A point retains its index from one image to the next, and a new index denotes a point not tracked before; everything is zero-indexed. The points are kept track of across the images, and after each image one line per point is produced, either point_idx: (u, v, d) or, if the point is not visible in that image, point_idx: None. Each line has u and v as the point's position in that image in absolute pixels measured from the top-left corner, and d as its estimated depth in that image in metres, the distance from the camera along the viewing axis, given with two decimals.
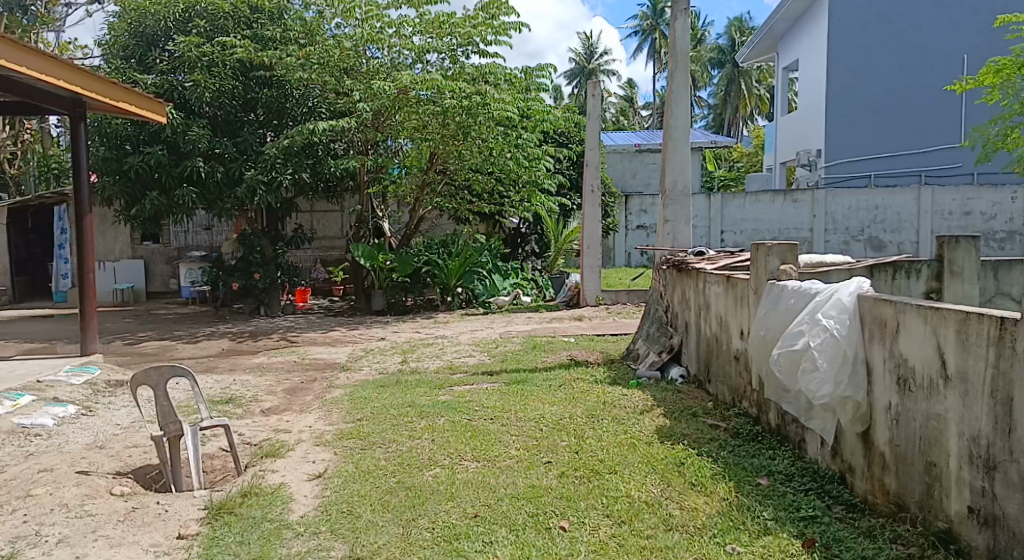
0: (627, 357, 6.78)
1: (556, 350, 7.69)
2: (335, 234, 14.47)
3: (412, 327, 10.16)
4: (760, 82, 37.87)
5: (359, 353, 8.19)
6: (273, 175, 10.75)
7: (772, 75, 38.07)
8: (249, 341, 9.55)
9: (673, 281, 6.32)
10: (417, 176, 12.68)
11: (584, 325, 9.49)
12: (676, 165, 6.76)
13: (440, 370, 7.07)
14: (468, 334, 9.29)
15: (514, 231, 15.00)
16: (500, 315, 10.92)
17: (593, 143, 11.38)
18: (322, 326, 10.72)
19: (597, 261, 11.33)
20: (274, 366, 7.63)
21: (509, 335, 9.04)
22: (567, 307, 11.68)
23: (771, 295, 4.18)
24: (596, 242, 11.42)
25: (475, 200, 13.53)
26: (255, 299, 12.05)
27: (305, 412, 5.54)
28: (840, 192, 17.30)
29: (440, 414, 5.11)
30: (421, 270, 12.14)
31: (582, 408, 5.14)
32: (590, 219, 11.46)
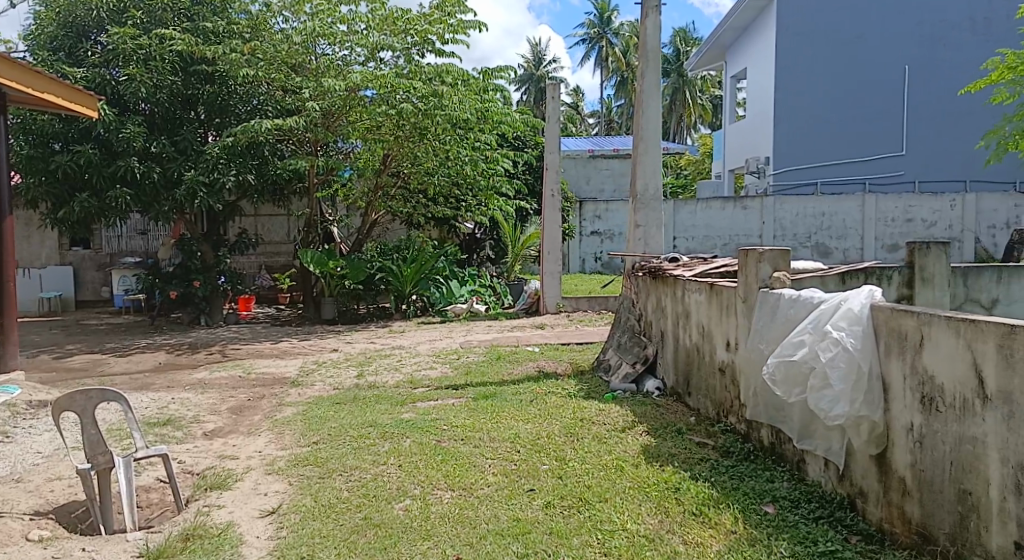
0: (597, 369, 6.48)
1: (520, 362, 7.35)
2: (282, 240, 13.86)
3: (366, 337, 9.69)
4: (703, 91, 38.48)
5: (310, 366, 7.70)
6: (215, 176, 10.09)
7: (715, 85, 38.71)
8: (190, 353, 8.94)
9: (648, 288, 6.03)
10: (369, 179, 12.23)
11: (547, 335, 9.18)
12: (647, 168, 6.47)
13: (399, 384, 6.65)
14: (425, 344, 8.89)
15: (469, 236, 14.68)
16: (458, 323, 10.54)
17: (554, 146, 11.11)
18: (269, 336, 10.16)
19: (558, 267, 11.15)
20: (217, 382, 7.09)
21: (469, 345, 8.67)
22: (525, 314, 11.39)
23: (766, 304, 3.87)
24: (557, 248, 11.20)
25: (429, 204, 13.15)
26: (195, 308, 11.40)
27: (254, 435, 5.06)
28: (789, 198, 17.42)
29: (404, 436, 4.71)
30: (374, 276, 11.69)
31: (558, 425, 4.79)
32: (550, 224, 11.24)
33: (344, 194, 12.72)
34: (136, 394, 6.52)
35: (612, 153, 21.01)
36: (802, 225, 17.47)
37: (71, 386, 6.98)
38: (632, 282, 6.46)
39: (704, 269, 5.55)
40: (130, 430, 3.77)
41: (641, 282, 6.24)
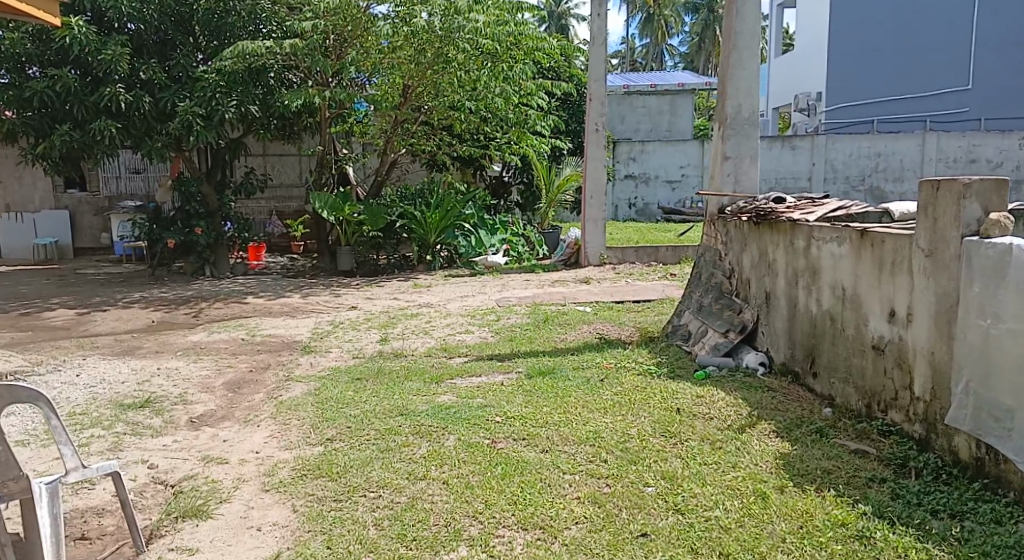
0: (672, 336, 5.29)
1: (573, 326, 6.18)
2: (293, 182, 12.67)
3: (388, 291, 8.54)
4: None
5: (325, 328, 6.57)
6: (213, 107, 9.06)
7: None
8: (188, 310, 7.84)
9: (746, 237, 4.81)
10: (385, 115, 11.02)
11: (597, 291, 7.98)
12: (739, 85, 5.15)
13: (431, 353, 5.51)
14: (455, 301, 7.69)
15: (496, 179, 13.43)
16: (491, 276, 9.36)
17: (599, 73, 9.71)
18: (279, 290, 9.04)
19: (601, 213, 9.88)
20: (215, 346, 5.97)
21: (507, 303, 7.49)
22: (564, 266, 10.15)
23: (988, 262, 2.71)
24: (600, 191, 9.90)
25: (454, 142, 11.83)
26: (198, 258, 10.21)
27: (251, 425, 3.94)
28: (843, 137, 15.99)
29: (445, 432, 3.57)
30: (395, 223, 10.50)
31: (649, 418, 3.61)
32: (592, 164, 9.91)
33: (360, 132, 11.53)
34: (116, 363, 5.41)
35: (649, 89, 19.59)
36: (855, 167, 16.09)
37: (43, 350, 5.90)
38: (719, 228, 5.24)
39: (825, 215, 4.34)
40: (57, 442, 2.54)
41: (733, 229, 5.01)
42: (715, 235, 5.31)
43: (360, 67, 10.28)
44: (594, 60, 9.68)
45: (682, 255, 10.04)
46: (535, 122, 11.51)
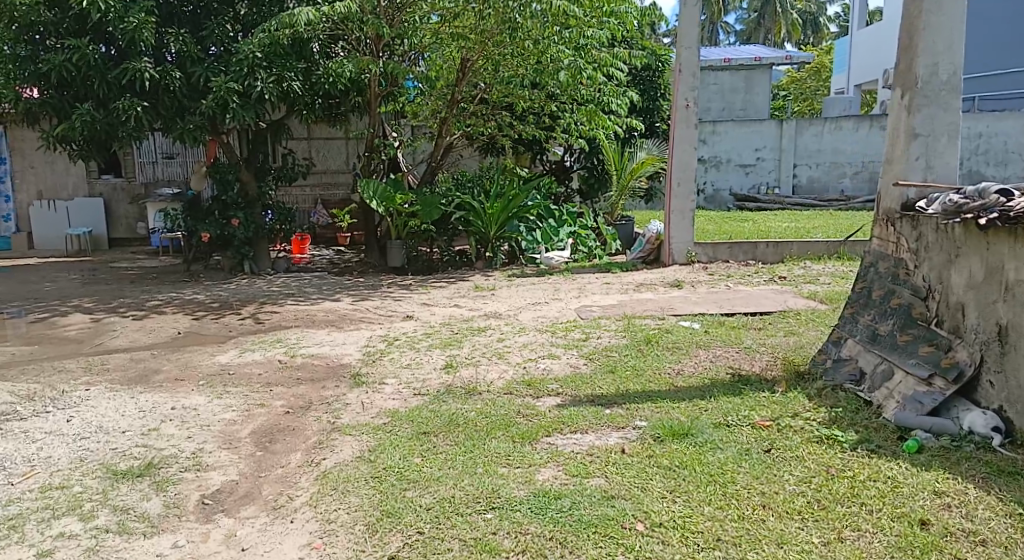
0: (834, 376, 4.13)
1: (688, 352, 4.92)
2: (340, 168, 11.61)
3: (446, 296, 7.38)
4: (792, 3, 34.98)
5: (378, 346, 5.41)
6: (251, 82, 8.05)
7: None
8: (218, 315, 6.77)
9: (960, 244, 3.57)
10: (438, 92, 9.96)
11: (696, 300, 6.72)
12: (938, 37, 3.92)
13: (512, 388, 4.32)
14: (527, 311, 6.47)
15: (559, 165, 11.97)
16: (564, 276, 8.12)
17: (692, 40, 8.34)
18: (324, 292, 7.95)
19: (689, 203, 8.56)
20: (244, 372, 4.83)
21: (592, 314, 6.24)
22: (643, 265, 8.79)
23: None
24: (689, 178, 8.54)
25: (516, 122, 10.56)
26: (236, 253, 9.13)
27: (282, 518, 2.77)
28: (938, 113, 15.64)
29: (565, 553, 2.42)
30: (451, 215, 9.31)
31: (883, 539, 2.40)
32: (680, 145, 8.53)
33: (411, 112, 10.51)
34: (122, 395, 4.31)
35: (722, 65, 18.16)
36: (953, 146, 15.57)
37: (39, 377, 4.82)
38: (906, 229, 3.99)
39: None
40: None
41: (933, 233, 3.77)
42: (898, 238, 4.08)
43: (414, 38, 9.12)
44: (686, 22, 8.28)
45: (785, 252, 8.72)
46: (610, 100, 10.17)
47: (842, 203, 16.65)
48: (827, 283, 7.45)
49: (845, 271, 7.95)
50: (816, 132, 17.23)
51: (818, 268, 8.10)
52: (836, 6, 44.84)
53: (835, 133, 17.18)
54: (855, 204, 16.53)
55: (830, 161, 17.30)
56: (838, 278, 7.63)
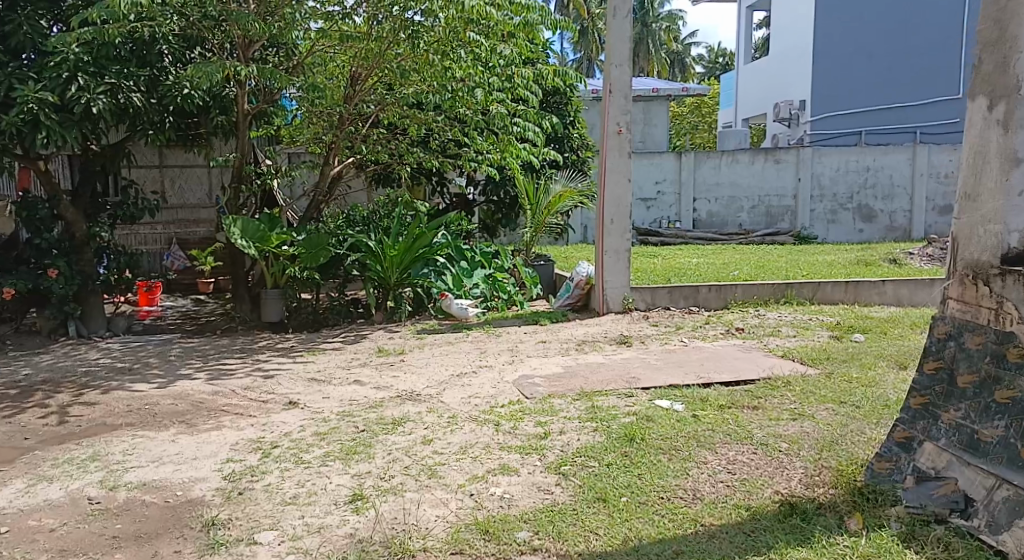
0: (919, 500, 2.93)
1: (691, 456, 3.58)
2: (200, 202, 9.71)
3: (341, 365, 5.73)
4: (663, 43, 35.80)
5: (247, 460, 3.73)
6: (75, 94, 6.18)
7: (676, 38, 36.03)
8: (16, 410, 4.83)
9: None
10: (324, 114, 8.41)
11: (658, 365, 5.44)
12: None
13: (463, 541, 2.81)
14: (453, 389, 4.95)
15: (462, 197, 10.70)
16: (484, 333, 6.68)
17: (623, 57, 7.20)
18: (178, 363, 6.13)
19: (625, 242, 7.34)
20: (26, 529, 3.05)
21: (540, 392, 4.80)
22: (573, 314, 7.52)
23: None
24: (624, 214, 7.29)
25: (414, 148, 9.10)
26: (56, 311, 7.09)
27: None
28: (830, 152, 16.49)
29: None
30: (343, 258, 7.68)
31: None
32: (612, 176, 7.28)
33: (288, 137, 8.95)
34: None
35: None
36: (843, 183, 16.63)
37: None
38: (1014, 292, 2.92)
39: None
40: None
41: None
42: (997, 302, 2.99)
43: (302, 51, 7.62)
44: (615, 35, 7.14)
45: (731, 297, 7.65)
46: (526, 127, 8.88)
47: (743, 237, 16.24)
48: (793, 337, 6.39)
49: (804, 320, 6.96)
50: (714, 164, 16.66)
51: (773, 316, 7.07)
52: (701, 47, 46.56)
53: (732, 166, 16.67)
54: (755, 238, 16.13)
55: (728, 195, 16.78)
56: (801, 330, 6.60)
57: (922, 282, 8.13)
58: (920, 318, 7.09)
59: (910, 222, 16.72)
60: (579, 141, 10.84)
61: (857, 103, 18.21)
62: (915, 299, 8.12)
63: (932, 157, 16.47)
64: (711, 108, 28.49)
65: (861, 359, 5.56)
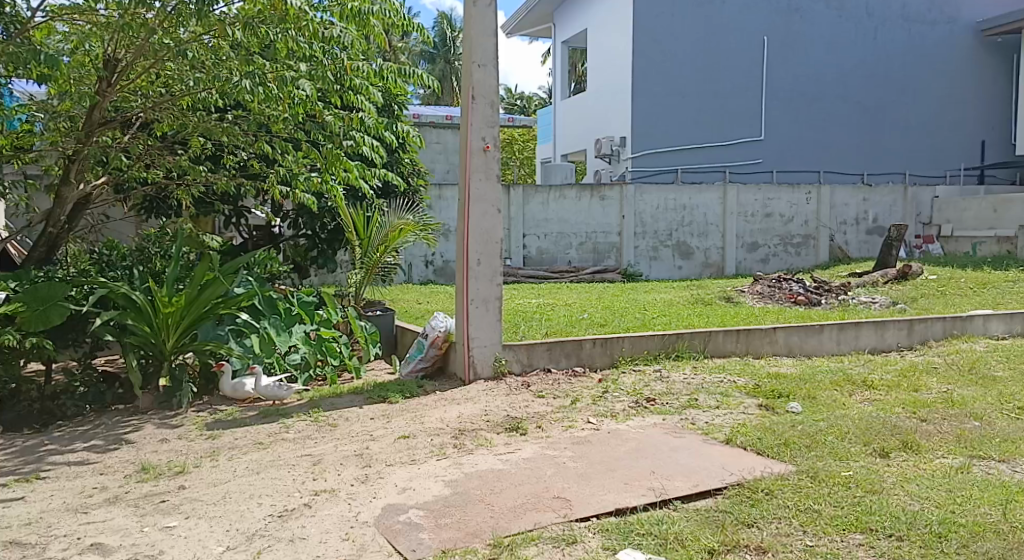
0: None
1: None
2: None
3: (73, 505, 3.47)
4: None
5: None
6: None
7: None
8: None
9: None
10: (63, 115, 6.11)
11: (582, 468, 3.73)
12: None
13: None
14: (274, 550, 2.91)
15: (264, 230, 8.65)
16: (310, 420, 4.64)
17: (487, 55, 5.41)
18: None
19: (495, 290, 5.52)
20: None
21: (426, 546, 2.89)
22: (430, 383, 5.61)
23: None
24: (494, 252, 5.48)
25: (198, 166, 6.81)
26: None
27: None
28: (651, 189, 15.84)
29: None
30: (92, 319, 5.27)
31: None
32: (478, 206, 5.44)
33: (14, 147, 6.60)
34: None
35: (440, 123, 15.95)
36: (663, 221, 16.01)
37: None
38: None
39: None
40: None
41: None
42: None
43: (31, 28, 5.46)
44: (476, 27, 5.36)
45: (618, 353, 6.12)
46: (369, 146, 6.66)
47: (574, 275, 14.90)
48: (718, 408, 4.96)
49: (715, 383, 5.60)
50: (542, 200, 15.25)
51: (678, 379, 5.61)
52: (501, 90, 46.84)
53: (559, 202, 15.38)
54: (586, 276, 14.91)
55: (557, 231, 15.40)
56: (722, 398, 5.18)
57: (811, 328, 7.18)
58: (832, 375, 6.05)
59: (724, 259, 16.52)
60: (409, 168, 8.96)
61: (678, 138, 17.81)
62: (805, 348, 7.14)
63: (746, 196, 16.50)
64: (521, 145, 27.92)
65: (827, 444, 4.23)
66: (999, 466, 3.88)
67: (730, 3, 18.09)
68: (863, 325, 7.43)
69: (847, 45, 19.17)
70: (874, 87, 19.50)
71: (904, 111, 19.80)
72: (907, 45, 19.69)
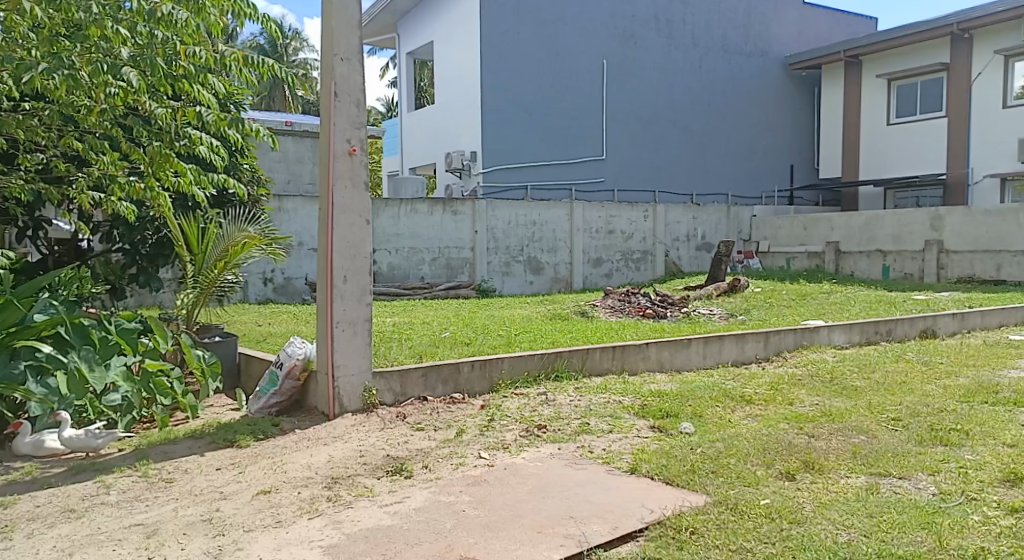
0: None
1: None
2: None
3: None
4: None
5: None
6: None
7: None
8: None
9: None
10: None
11: (488, 517, 3.19)
12: None
13: None
14: None
15: (69, 244, 7.37)
16: (138, 477, 3.76)
17: (350, 48, 4.77)
18: None
19: (363, 312, 4.88)
20: None
21: None
22: (287, 420, 4.85)
23: None
24: (362, 268, 4.84)
25: None
26: None
27: None
28: (502, 204, 15.60)
29: None
30: None
31: None
32: (342, 216, 4.78)
33: None
34: None
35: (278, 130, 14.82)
36: (514, 236, 15.81)
37: None
38: None
39: None
40: None
41: None
42: None
43: None
44: (338, 15, 4.71)
45: (495, 376, 5.63)
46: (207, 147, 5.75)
47: (427, 292, 14.28)
48: (612, 432, 4.60)
49: (602, 405, 5.25)
50: (392, 213, 14.47)
51: (563, 402, 5.22)
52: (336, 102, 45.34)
53: (411, 217, 14.67)
54: (440, 292, 14.34)
55: (409, 247, 14.65)
56: (613, 421, 4.83)
57: (680, 342, 7.07)
58: (711, 391, 5.90)
59: (573, 274, 16.59)
60: (249, 175, 7.99)
61: (526, 155, 17.76)
62: (675, 363, 7.02)
63: (592, 212, 16.71)
64: None
65: (732, 469, 3.96)
66: (904, 484, 3.79)
67: (573, 23, 18.34)
68: (726, 337, 7.44)
69: (680, 71, 20.07)
70: (703, 111, 20.56)
71: (729, 135, 21.03)
72: (730, 74, 20.96)
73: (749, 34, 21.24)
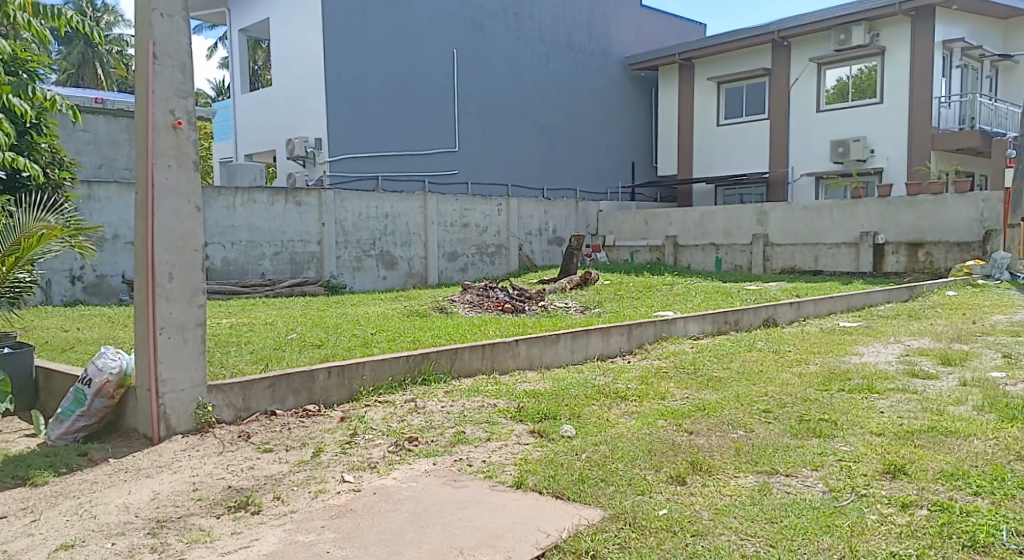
0: None
1: None
2: None
3: None
4: None
5: None
6: None
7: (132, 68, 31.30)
8: None
9: None
10: None
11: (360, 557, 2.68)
12: None
13: None
14: None
15: None
16: None
17: (172, 2, 4.00)
18: None
19: (193, 315, 4.17)
20: None
21: None
22: (100, 447, 4.06)
23: None
24: (192, 264, 4.13)
25: None
26: None
27: None
28: (351, 196, 14.79)
29: None
30: None
31: None
32: (167, 202, 4.03)
33: None
34: None
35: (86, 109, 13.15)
36: (364, 229, 15.05)
37: None
38: None
39: None
40: None
41: None
42: None
43: None
44: None
45: (354, 383, 5.06)
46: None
47: (269, 289, 13.26)
48: (490, 440, 4.19)
49: (475, 410, 4.83)
50: (227, 204, 13.26)
51: (433, 409, 4.74)
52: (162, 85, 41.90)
53: (249, 208, 13.51)
54: (284, 290, 13.36)
55: (246, 240, 13.50)
56: (489, 428, 4.42)
57: (548, 338, 6.79)
58: (584, 389, 5.63)
59: (426, 269, 16.06)
60: (47, 157, 6.89)
61: (374, 145, 16.99)
62: (544, 360, 6.72)
63: (444, 205, 16.27)
64: None
65: (622, 476, 3.66)
66: (792, 482, 3.66)
67: (421, 10, 17.77)
68: (592, 331, 7.25)
69: (528, 64, 20.03)
70: (551, 106, 20.68)
71: (576, 130, 21.31)
72: (575, 70, 21.22)
73: (592, 32, 21.60)
